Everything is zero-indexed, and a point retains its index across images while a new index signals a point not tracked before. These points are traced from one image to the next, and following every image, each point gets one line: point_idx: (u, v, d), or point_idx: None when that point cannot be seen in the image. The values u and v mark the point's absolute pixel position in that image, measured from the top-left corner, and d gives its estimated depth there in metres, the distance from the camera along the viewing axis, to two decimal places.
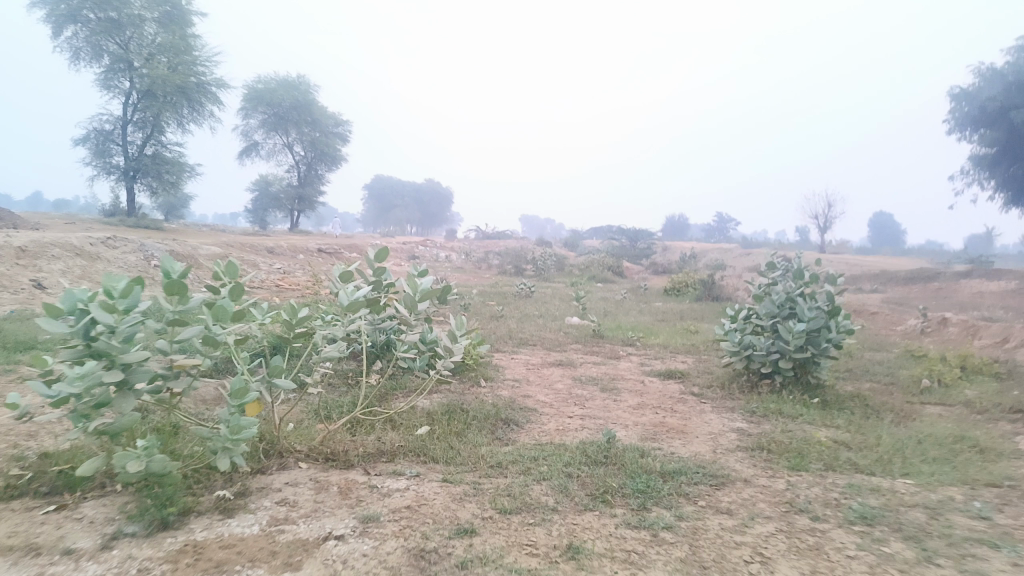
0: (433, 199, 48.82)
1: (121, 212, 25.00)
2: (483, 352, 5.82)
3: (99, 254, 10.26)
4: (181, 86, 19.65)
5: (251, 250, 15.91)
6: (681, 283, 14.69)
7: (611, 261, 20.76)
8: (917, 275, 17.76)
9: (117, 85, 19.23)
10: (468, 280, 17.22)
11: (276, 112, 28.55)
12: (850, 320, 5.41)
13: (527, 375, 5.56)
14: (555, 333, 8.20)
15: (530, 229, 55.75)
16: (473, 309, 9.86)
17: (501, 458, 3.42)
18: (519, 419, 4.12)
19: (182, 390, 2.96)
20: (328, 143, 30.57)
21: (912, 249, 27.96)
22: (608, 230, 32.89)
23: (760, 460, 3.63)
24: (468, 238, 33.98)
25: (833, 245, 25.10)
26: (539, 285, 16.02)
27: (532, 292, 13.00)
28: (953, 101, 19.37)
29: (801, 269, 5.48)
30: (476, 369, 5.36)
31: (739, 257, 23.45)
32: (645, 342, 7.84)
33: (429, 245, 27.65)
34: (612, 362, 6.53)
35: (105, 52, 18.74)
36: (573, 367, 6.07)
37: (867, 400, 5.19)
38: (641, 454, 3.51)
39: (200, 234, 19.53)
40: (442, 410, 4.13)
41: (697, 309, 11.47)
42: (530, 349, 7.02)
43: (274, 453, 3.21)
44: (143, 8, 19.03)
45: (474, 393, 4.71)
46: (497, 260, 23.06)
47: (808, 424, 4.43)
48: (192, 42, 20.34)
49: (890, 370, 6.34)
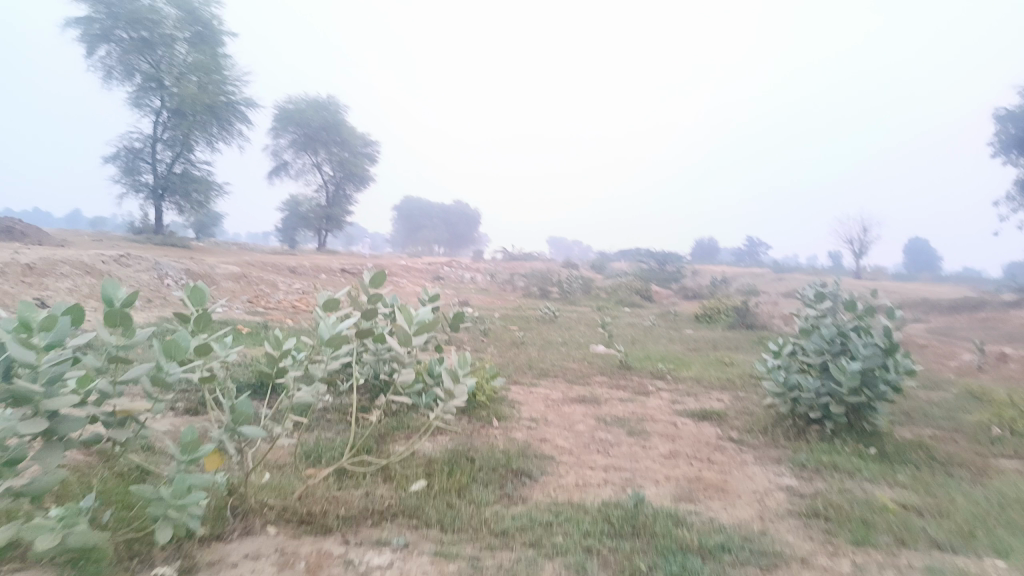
0: (461, 220, 48.62)
1: (148, 229, 25.05)
2: (498, 387, 5.30)
3: (110, 273, 9.97)
4: (210, 105, 19.64)
5: (272, 269, 15.64)
6: (713, 309, 14.04)
7: (640, 286, 20.18)
8: (962, 303, 16.87)
9: (147, 103, 19.24)
10: (491, 302, 16.76)
11: (305, 132, 28.55)
12: (910, 359, 4.80)
13: (545, 414, 5.03)
14: (579, 363, 7.63)
15: (558, 251, 55.22)
16: (493, 335, 9.35)
17: (507, 524, 2.87)
18: (534, 471, 3.60)
19: (127, 442, 2.49)
20: (357, 164, 30.49)
21: (952, 276, 26.88)
22: (635, 253, 32.29)
23: (817, 531, 3.05)
24: (495, 259, 33.57)
25: (870, 270, 24.20)
26: (564, 309, 15.48)
27: (556, 316, 12.47)
28: (998, 123, 18.57)
29: (854, 301, 4.92)
30: (489, 407, 4.84)
31: (772, 283, 22.68)
32: (676, 375, 7.25)
33: (454, 265, 27.29)
34: (641, 398, 5.96)
35: (137, 71, 18.80)
36: (597, 405, 5.50)
37: (931, 452, 4.55)
38: (674, 522, 2.96)
39: (223, 252, 19.35)
40: (446, 458, 3.62)
41: (731, 338, 10.82)
42: (550, 382, 6.46)
43: (240, 514, 2.74)
44: (175, 28, 19.09)
45: (485, 436, 4.19)
46: (523, 281, 22.58)
47: (868, 482, 3.82)
48: (223, 62, 20.35)
49: (951, 413, 5.68)
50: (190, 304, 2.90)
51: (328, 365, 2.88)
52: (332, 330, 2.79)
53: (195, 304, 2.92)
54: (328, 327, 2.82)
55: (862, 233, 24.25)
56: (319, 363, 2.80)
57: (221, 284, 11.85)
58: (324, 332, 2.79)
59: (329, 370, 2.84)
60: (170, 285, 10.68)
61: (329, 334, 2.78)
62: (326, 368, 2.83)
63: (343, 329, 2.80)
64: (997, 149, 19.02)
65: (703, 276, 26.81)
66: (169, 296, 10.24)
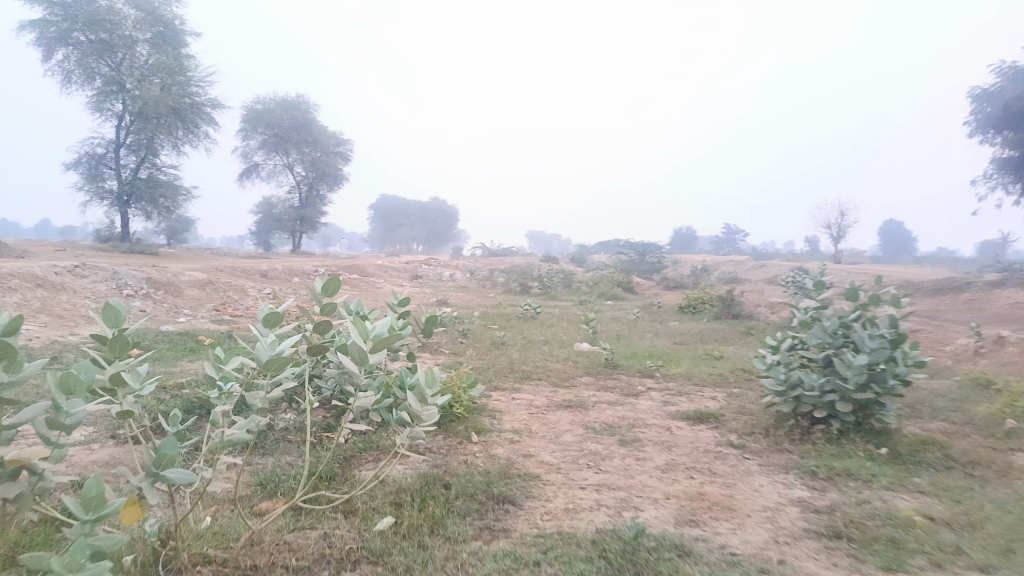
0: (439, 217, 48.09)
1: (115, 237, 24.27)
2: (476, 396, 4.88)
3: (64, 284, 9.42)
4: (175, 108, 18.98)
5: (242, 274, 15.08)
6: (697, 300, 13.73)
7: (622, 278, 19.88)
8: (946, 285, 16.71)
9: (109, 108, 18.50)
10: (470, 300, 16.34)
11: (276, 133, 27.87)
12: (918, 351, 4.46)
13: (528, 423, 4.63)
14: (562, 363, 7.23)
15: (538, 245, 54.87)
16: (472, 336, 8.92)
17: (488, 567, 2.46)
18: (517, 496, 3.20)
19: (19, 498, 2.05)
20: (330, 164, 29.85)
21: (929, 256, 26.90)
22: (615, 244, 32.00)
23: (840, 557, 2.68)
24: (474, 255, 33.13)
25: (849, 255, 24.08)
26: (546, 305, 15.11)
27: (538, 313, 12.08)
28: (974, 103, 18.42)
29: (855, 290, 4.58)
30: (466, 421, 4.43)
31: (753, 270, 22.49)
32: (665, 372, 6.88)
33: (432, 263, 26.82)
34: (630, 400, 5.57)
35: (97, 74, 18.04)
36: (584, 410, 5.11)
37: (946, 449, 4.22)
38: (680, 553, 2.57)
39: (191, 259, 18.70)
40: (418, 484, 3.22)
41: (718, 330, 10.49)
42: (534, 386, 6.06)
43: (171, 571, 2.30)
44: (136, 29, 18.38)
45: (462, 455, 3.80)
46: (502, 277, 22.14)
47: (887, 490, 3.47)
48: (187, 63, 19.67)
49: (957, 404, 5.36)
50: (103, 324, 2.42)
51: (268, 394, 2.45)
52: (272, 351, 2.39)
53: (109, 324, 2.43)
54: (268, 347, 2.41)
55: (840, 218, 24.15)
56: (256, 396, 2.38)
57: (186, 292, 11.29)
58: (264, 353, 2.38)
59: (270, 401, 2.41)
60: (129, 295, 10.11)
61: (270, 356, 2.36)
62: (266, 399, 2.41)
63: (284, 350, 2.40)
64: (972, 129, 18.92)
65: (684, 266, 26.58)
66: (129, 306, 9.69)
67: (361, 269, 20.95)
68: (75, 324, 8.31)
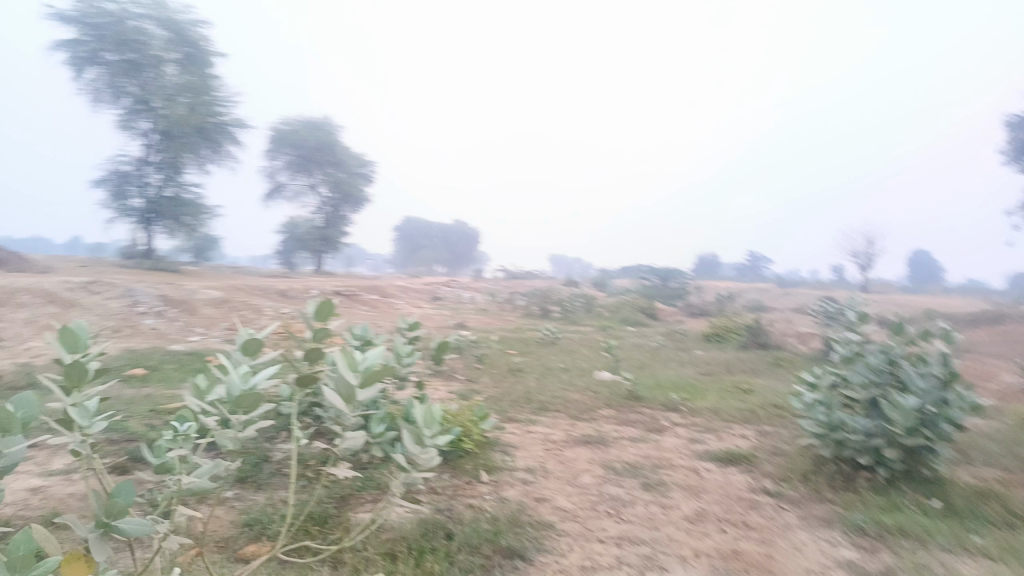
0: (461, 239, 48.02)
1: (138, 254, 24.37)
2: (488, 429, 4.55)
3: (75, 301, 9.27)
4: (200, 127, 19.04)
5: (260, 293, 14.93)
6: (723, 328, 13.29)
7: (644, 304, 19.48)
8: (982, 317, 16.07)
9: (136, 126, 18.59)
10: (488, 323, 16.04)
11: (301, 153, 28.00)
12: (972, 393, 4.06)
13: (543, 461, 4.28)
14: (582, 393, 6.87)
15: (559, 269, 54.56)
16: (488, 362, 8.59)
17: None
18: (529, 549, 2.85)
19: None
20: (353, 185, 29.87)
21: (961, 286, 26.12)
22: (637, 270, 31.55)
23: None
24: (496, 278, 32.87)
25: (878, 284, 23.44)
26: (565, 330, 14.76)
27: (558, 338, 11.72)
28: (1011, 130, 17.84)
29: (901, 324, 4.21)
30: (476, 457, 4.10)
31: (779, 298, 21.95)
32: (691, 406, 6.49)
33: (453, 284, 26.59)
34: (654, 437, 5.19)
35: (125, 93, 18.18)
36: (604, 447, 4.75)
37: (1008, 502, 3.79)
38: None
39: (211, 278, 18.62)
40: (415, 534, 2.87)
41: (745, 360, 10.06)
42: (551, 418, 5.71)
43: None
44: (164, 49, 18.50)
45: (469, 497, 3.46)
46: (522, 300, 21.83)
47: (948, 552, 3.06)
48: (214, 83, 19.76)
49: (1013, 447, 4.92)
50: (58, 350, 2.19)
51: (239, 433, 2.14)
52: (245, 382, 2.11)
53: (66, 349, 2.20)
54: (242, 378, 2.13)
55: (868, 246, 23.55)
56: (225, 436, 2.09)
57: (200, 310, 11.12)
58: (236, 385, 2.10)
59: (242, 441, 2.13)
60: (141, 312, 9.93)
61: (243, 389, 2.08)
62: (238, 438, 2.13)
63: (261, 382, 2.11)
64: (1006, 156, 18.38)
65: (708, 292, 26.08)
66: (140, 324, 9.51)
67: (380, 289, 20.76)
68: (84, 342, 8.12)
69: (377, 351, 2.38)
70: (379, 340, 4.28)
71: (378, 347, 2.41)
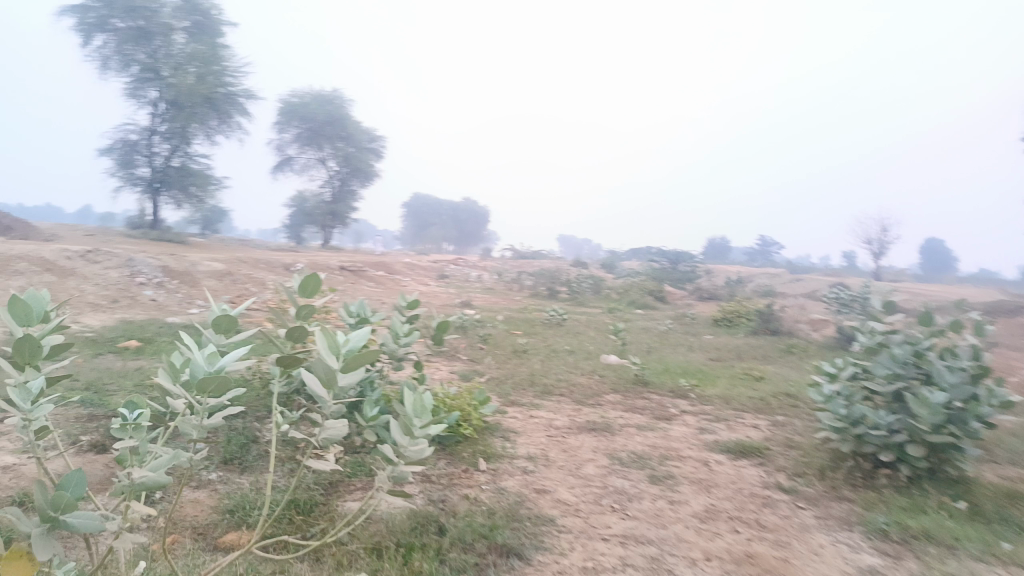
0: (470, 218, 47.72)
1: (145, 225, 24.20)
2: (488, 414, 4.34)
3: (73, 270, 9.08)
4: (209, 97, 18.74)
5: (264, 266, 14.75)
6: (733, 313, 13.04)
7: (652, 286, 19.22)
8: (999, 308, 15.73)
9: (144, 95, 18.30)
10: (494, 303, 15.84)
11: (311, 127, 27.68)
12: (1004, 388, 3.79)
13: (545, 449, 4.07)
14: (587, 377, 6.66)
15: (568, 250, 54.22)
16: (493, 342, 8.38)
17: None
18: (527, 547, 2.65)
19: None
20: (363, 159, 29.56)
21: (975, 276, 25.72)
22: (647, 252, 31.23)
23: None
24: (504, 257, 32.62)
25: (890, 272, 23.08)
26: (572, 311, 14.55)
27: (564, 319, 11.50)
28: None
29: (929, 315, 3.96)
30: (475, 443, 3.89)
31: (790, 284, 21.64)
32: (701, 393, 6.26)
33: (461, 263, 26.37)
34: (662, 425, 4.98)
35: (134, 61, 17.91)
36: (610, 435, 4.54)
37: None
38: None
39: (216, 250, 18.42)
40: (404, 528, 2.67)
41: (755, 346, 9.82)
42: (555, 403, 5.50)
43: None
44: (173, 17, 18.18)
45: (465, 487, 3.26)
46: (530, 279, 21.57)
47: (980, 561, 2.84)
48: (224, 53, 19.43)
49: None
50: (10, 323, 1.99)
51: (203, 421, 1.94)
52: (212, 365, 1.89)
53: (17, 322, 2.01)
54: (207, 359, 1.91)
55: (882, 233, 23.16)
56: (189, 424, 1.89)
57: (202, 283, 10.93)
58: (201, 367, 1.88)
59: (208, 430, 1.93)
60: (141, 283, 9.76)
61: (208, 373, 1.86)
62: (203, 427, 1.93)
63: (229, 366, 1.89)
64: None
65: (718, 277, 25.77)
66: (140, 295, 9.33)
67: (387, 266, 20.57)
68: (80, 312, 7.94)
69: (364, 333, 2.12)
70: (375, 318, 4.06)
71: (365, 327, 2.16)
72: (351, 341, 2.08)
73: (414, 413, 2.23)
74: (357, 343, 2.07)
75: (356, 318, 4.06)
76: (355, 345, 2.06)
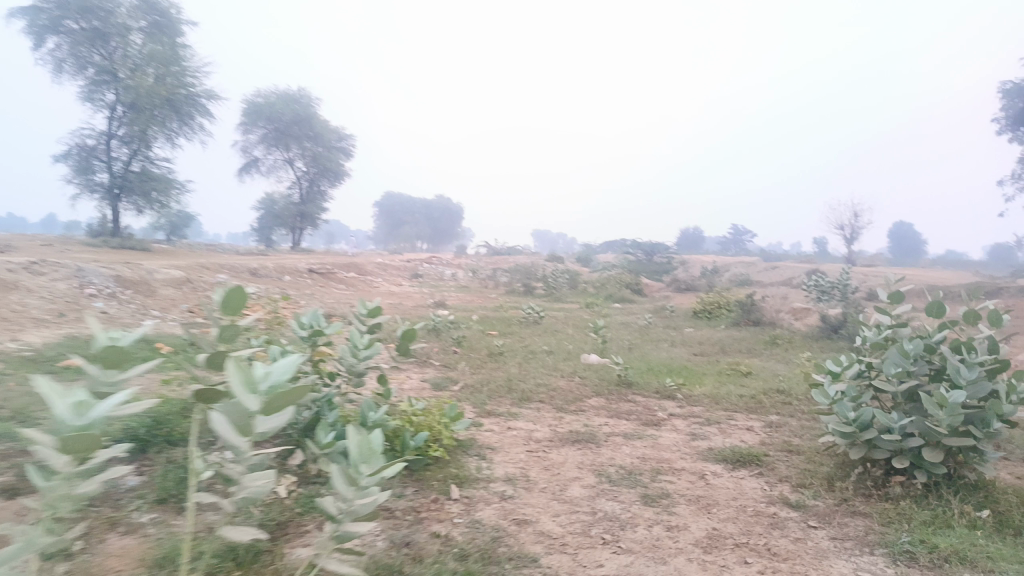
0: (444, 215, 47.15)
1: (105, 233, 23.31)
2: (460, 430, 3.93)
3: (17, 283, 8.46)
4: (169, 98, 17.98)
5: (229, 272, 14.14)
6: (713, 305, 12.76)
7: (630, 279, 18.93)
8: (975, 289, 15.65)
9: (101, 98, 17.48)
10: (469, 302, 15.42)
11: (277, 127, 26.95)
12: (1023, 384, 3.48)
13: (525, 468, 3.66)
14: (568, 380, 6.28)
15: (543, 245, 53.87)
16: (467, 345, 7.95)
17: None
18: None
19: None
20: (331, 159, 28.90)
21: (946, 257, 25.84)
22: (621, 245, 31.00)
23: None
24: (478, 254, 32.16)
25: (864, 258, 23.08)
26: (549, 308, 14.17)
27: (542, 317, 11.12)
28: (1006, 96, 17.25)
29: (938, 305, 3.63)
30: (445, 466, 3.48)
31: (765, 272, 21.50)
32: (688, 393, 5.92)
33: (435, 261, 25.89)
34: (651, 432, 4.61)
35: (89, 64, 17.03)
36: (595, 447, 4.16)
37: None
38: None
39: (180, 257, 17.67)
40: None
41: (738, 339, 9.52)
42: (534, 411, 5.11)
43: None
44: (131, 17, 17.34)
45: (432, 523, 2.84)
46: (505, 277, 21.16)
47: None
48: (183, 52, 18.68)
49: None
50: None
51: (73, 488, 1.55)
52: (81, 418, 1.49)
53: None
54: (74, 412, 1.50)
55: (854, 219, 23.13)
56: (55, 495, 1.52)
57: (160, 292, 10.34)
58: (66, 422, 1.48)
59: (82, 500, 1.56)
60: (92, 294, 9.18)
61: (74, 431, 1.47)
62: (76, 497, 1.56)
63: (103, 417, 1.50)
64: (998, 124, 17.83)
65: (693, 267, 25.58)
66: (90, 308, 8.74)
67: (358, 267, 19.97)
68: (20, 327, 7.37)
69: (292, 362, 1.70)
70: (332, 330, 3.64)
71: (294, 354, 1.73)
72: (274, 373, 1.65)
73: (363, 458, 1.80)
74: (282, 376, 1.65)
75: (310, 331, 3.63)
76: (278, 379, 1.64)
